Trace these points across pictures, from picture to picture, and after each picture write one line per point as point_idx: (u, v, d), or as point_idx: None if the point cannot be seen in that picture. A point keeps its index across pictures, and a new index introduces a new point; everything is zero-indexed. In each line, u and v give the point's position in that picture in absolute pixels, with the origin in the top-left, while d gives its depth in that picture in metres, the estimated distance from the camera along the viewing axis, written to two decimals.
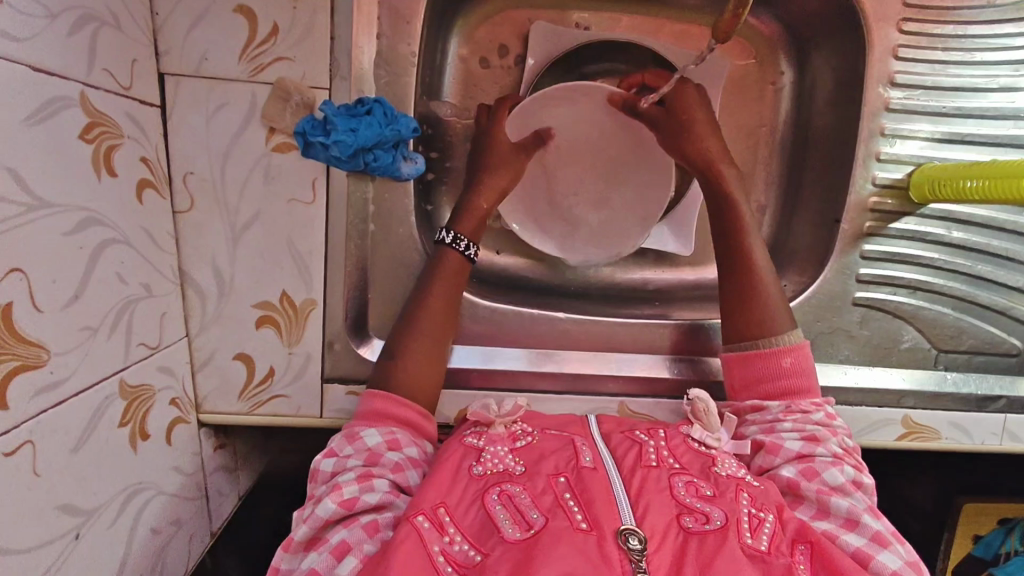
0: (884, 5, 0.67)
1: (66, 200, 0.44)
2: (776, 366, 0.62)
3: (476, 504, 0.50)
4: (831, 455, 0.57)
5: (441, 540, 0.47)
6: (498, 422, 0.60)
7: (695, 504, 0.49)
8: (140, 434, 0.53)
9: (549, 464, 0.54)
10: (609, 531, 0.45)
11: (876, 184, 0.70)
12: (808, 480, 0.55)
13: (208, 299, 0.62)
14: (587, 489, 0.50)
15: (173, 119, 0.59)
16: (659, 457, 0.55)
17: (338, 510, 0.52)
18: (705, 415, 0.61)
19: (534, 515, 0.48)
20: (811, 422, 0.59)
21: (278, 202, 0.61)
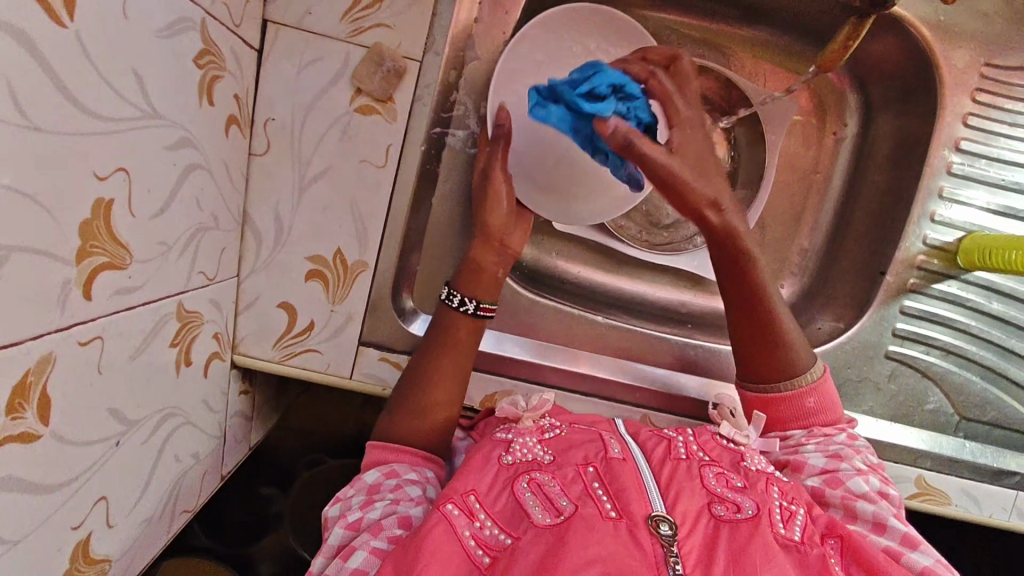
0: (960, 74, 0.69)
1: (172, 116, 0.45)
2: (803, 403, 0.62)
3: (507, 490, 0.52)
4: (855, 468, 0.58)
5: (471, 526, 0.49)
6: (526, 416, 0.60)
7: (726, 493, 0.53)
8: (184, 360, 0.53)
9: (579, 455, 0.56)
10: (639, 517, 0.48)
11: (926, 243, 0.72)
12: (832, 489, 0.57)
13: (264, 244, 0.63)
14: (617, 479, 0.52)
15: (267, 64, 0.60)
16: (687, 451, 0.58)
17: (347, 533, 0.53)
18: (731, 416, 0.65)
19: (564, 503, 0.50)
20: (835, 443, 0.61)
21: (351, 161, 0.63)
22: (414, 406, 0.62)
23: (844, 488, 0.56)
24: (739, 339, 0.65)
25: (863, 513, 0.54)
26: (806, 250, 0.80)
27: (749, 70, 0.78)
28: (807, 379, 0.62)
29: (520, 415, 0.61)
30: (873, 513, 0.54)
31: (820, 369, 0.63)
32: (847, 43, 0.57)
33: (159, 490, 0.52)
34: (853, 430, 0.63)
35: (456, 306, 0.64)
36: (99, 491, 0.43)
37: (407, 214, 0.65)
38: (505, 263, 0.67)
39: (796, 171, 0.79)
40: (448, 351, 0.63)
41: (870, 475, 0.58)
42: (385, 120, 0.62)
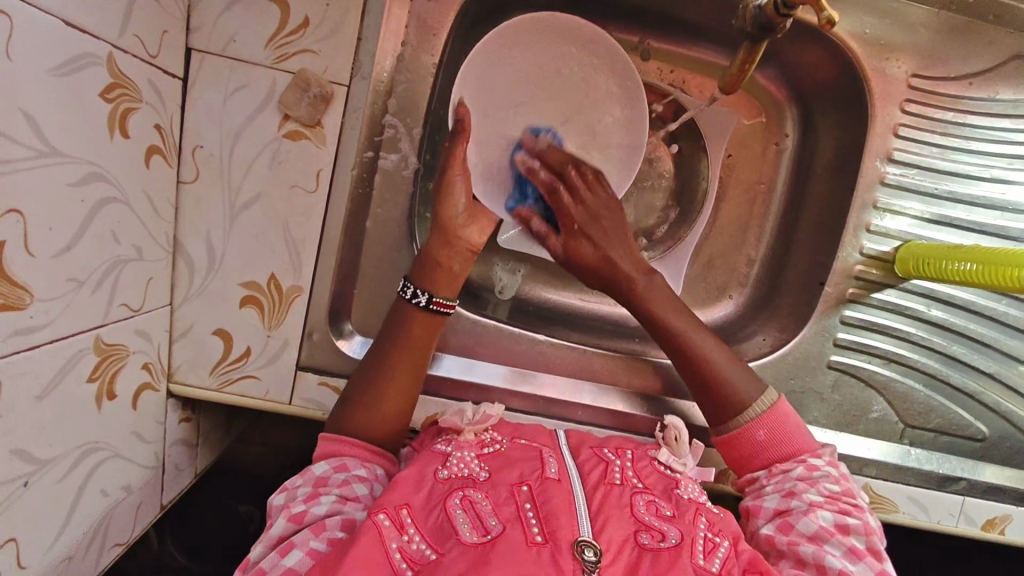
0: (889, 85, 0.70)
1: (75, 151, 0.45)
2: (753, 439, 0.64)
3: (439, 507, 0.53)
4: (805, 504, 0.58)
5: (399, 539, 0.50)
6: (468, 429, 0.61)
7: (653, 521, 0.53)
8: (107, 393, 0.53)
9: (514, 473, 0.56)
10: (564, 543, 0.49)
11: (863, 253, 0.72)
12: (784, 534, 0.57)
13: (196, 272, 0.63)
14: (548, 501, 0.52)
15: (191, 93, 0.60)
16: (623, 477, 0.58)
17: (289, 525, 0.53)
18: (674, 442, 0.65)
19: (493, 523, 0.50)
20: (790, 479, 0.61)
21: (281, 186, 0.63)
22: (364, 405, 0.61)
23: (794, 533, 0.57)
24: (692, 384, 0.67)
25: (808, 556, 0.54)
26: (752, 260, 0.80)
27: (687, 82, 0.78)
28: (754, 413, 0.64)
29: (461, 427, 0.62)
30: (813, 555, 0.54)
31: (769, 399, 0.64)
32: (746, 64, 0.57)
33: (81, 525, 0.52)
34: (815, 457, 0.63)
35: (410, 299, 0.64)
36: (6, 532, 0.43)
37: (341, 237, 0.65)
38: (457, 257, 0.66)
39: (741, 184, 0.79)
40: (407, 351, 0.63)
41: (820, 510, 0.57)
42: (315, 144, 0.62)
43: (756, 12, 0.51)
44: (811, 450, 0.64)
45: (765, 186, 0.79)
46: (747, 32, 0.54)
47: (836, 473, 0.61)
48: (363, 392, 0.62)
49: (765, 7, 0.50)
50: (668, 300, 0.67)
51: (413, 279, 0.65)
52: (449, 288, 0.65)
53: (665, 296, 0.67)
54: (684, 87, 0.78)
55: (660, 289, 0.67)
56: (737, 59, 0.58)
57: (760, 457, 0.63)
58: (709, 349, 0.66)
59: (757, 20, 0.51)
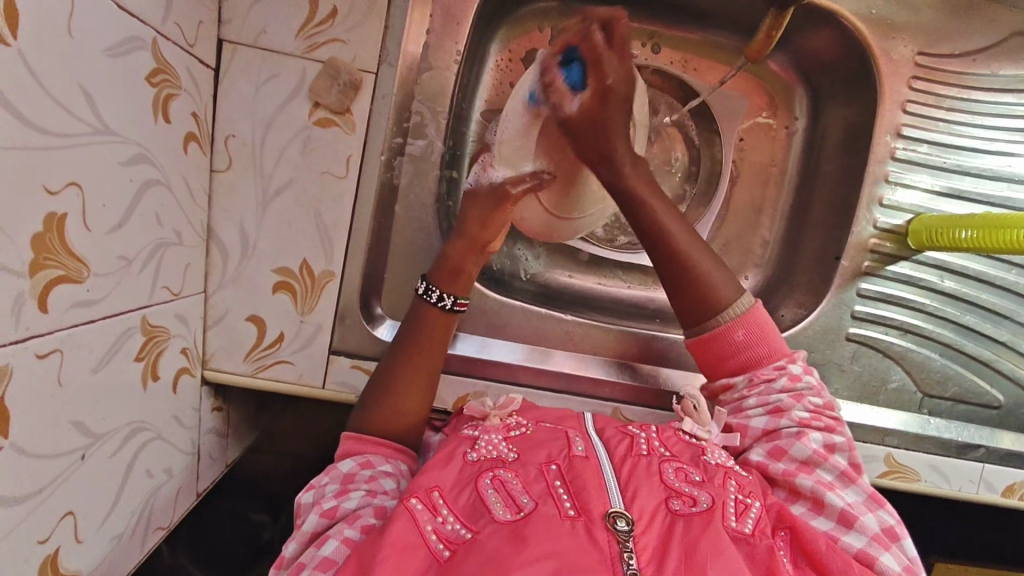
0: (896, 63, 0.72)
1: (125, 132, 0.46)
2: (732, 339, 0.64)
3: (470, 486, 0.54)
4: (795, 425, 0.61)
5: (433, 520, 0.51)
6: (493, 414, 0.63)
7: (683, 488, 0.54)
8: (151, 375, 0.54)
9: (542, 453, 0.57)
10: (597, 515, 0.49)
11: (877, 227, 0.74)
12: (776, 461, 0.60)
13: (230, 259, 0.64)
14: (578, 477, 0.53)
15: (223, 83, 0.61)
16: (649, 447, 0.59)
17: (321, 520, 0.54)
18: (694, 410, 0.65)
19: (524, 499, 0.51)
20: (774, 391, 0.63)
21: (312, 172, 0.64)
22: (381, 415, 0.61)
23: (787, 459, 0.60)
24: (665, 278, 0.66)
25: (805, 488, 0.58)
26: (767, 241, 0.82)
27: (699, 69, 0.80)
28: (733, 313, 0.64)
29: (486, 413, 0.63)
30: (812, 488, 0.57)
31: (747, 302, 0.65)
32: (769, 33, 0.60)
33: (129, 506, 0.52)
34: (794, 364, 0.65)
35: (436, 302, 0.65)
36: (66, 504, 0.43)
37: (371, 222, 0.67)
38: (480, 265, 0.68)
39: (753, 166, 0.81)
40: (420, 354, 0.63)
41: (809, 432, 0.60)
42: (344, 131, 0.64)
43: None
44: (787, 355, 0.65)
45: (777, 168, 0.81)
46: None
47: (816, 384, 0.65)
48: (382, 396, 0.62)
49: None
50: (673, 211, 0.65)
51: (434, 282, 0.66)
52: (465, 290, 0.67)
53: (654, 191, 0.64)
54: (696, 75, 0.80)
55: (651, 183, 0.64)
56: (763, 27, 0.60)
57: (735, 357, 0.65)
58: (688, 244, 0.65)
59: None
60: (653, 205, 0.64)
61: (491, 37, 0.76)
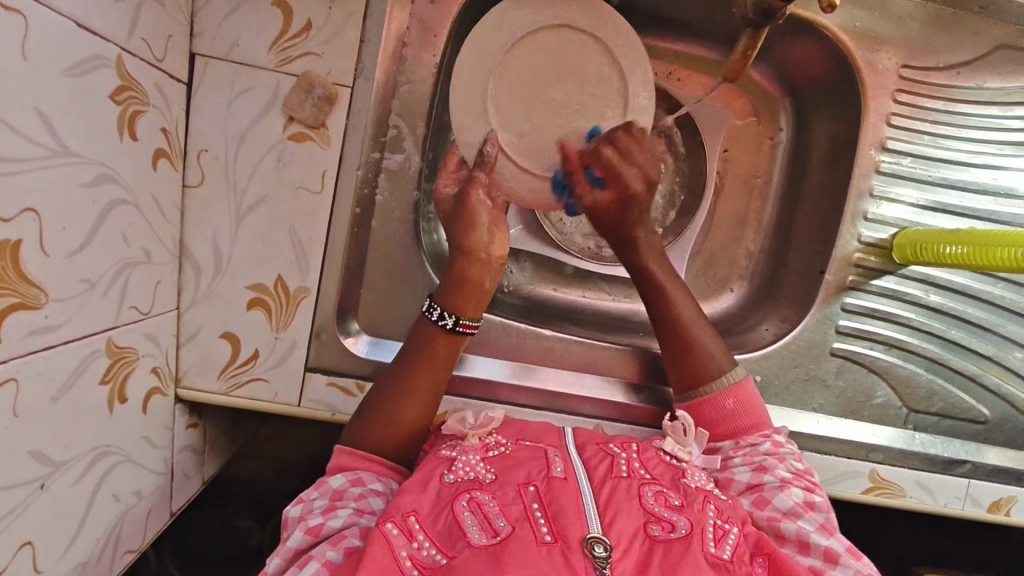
0: (881, 76, 0.71)
1: (87, 152, 0.45)
2: (720, 407, 0.67)
3: (447, 510, 0.52)
4: (777, 480, 0.61)
5: (409, 546, 0.50)
6: (472, 434, 0.60)
7: (662, 512, 0.53)
8: (118, 397, 0.53)
9: (521, 474, 0.56)
10: (574, 540, 0.49)
11: (862, 241, 0.73)
12: (761, 509, 0.59)
13: (203, 276, 0.63)
14: (556, 500, 0.52)
15: (195, 97, 0.60)
16: (630, 469, 0.58)
17: (306, 538, 0.53)
18: (683, 431, 0.64)
19: (501, 524, 0.50)
20: (758, 453, 0.64)
21: (286, 188, 0.63)
22: (378, 423, 0.61)
23: (770, 509, 0.59)
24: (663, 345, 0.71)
25: (790, 531, 0.56)
26: (752, 253, 0.81)
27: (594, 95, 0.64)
28: (722, 382, 0.67)
29: (465, 432, 0.61)
30: (796, 531, 0.56)
31: (739, 373, 0.68)
32: (746, 52, 0.58)
33: (95, 531, 0.51)
34: (779, 435, 0.66)
35: (437, 321, 0.63)
36: (23, 535, 0.42)
37: (347, 238, 0.66)
38: (489, 275, 0.66)
39: (738, 178, 0.80)
40: (424, 369, 0.63)
41: (792, 487, 0.60)
42: (320, 146, 0.63)
43: None
44: (772, 427, 0.67)
45: (762, 179, 0.81)
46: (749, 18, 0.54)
47: (797, 453, 0.65)
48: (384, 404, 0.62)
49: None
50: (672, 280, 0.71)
51: (437, 299, 0.65)
52: (473, 308, 0.66)
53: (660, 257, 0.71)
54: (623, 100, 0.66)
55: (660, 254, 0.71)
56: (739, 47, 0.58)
57: (722, 424, 0.66)
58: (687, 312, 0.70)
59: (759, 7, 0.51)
60: (655, 273, 0.71)
61: None
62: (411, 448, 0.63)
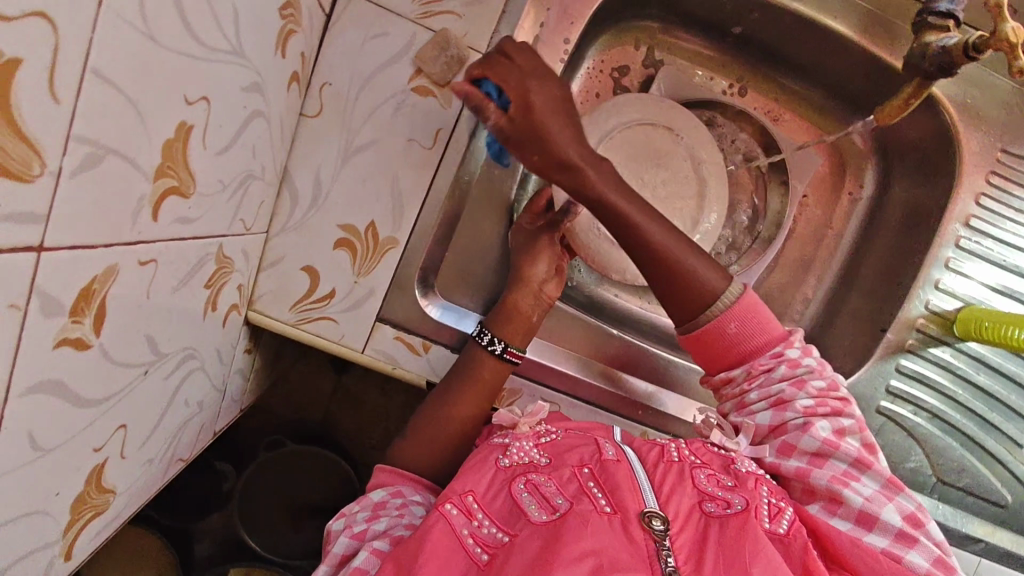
0: (979, 152, 0.73)
1: (253, 55, 0.45)
2: (726, 332, 0.62)
3: (505, 490, 0.54)
4: (798, 415, 0.60)
5: (470, 524, 0.51)
6: (523, 423, 0.62)
7: (716, 492, 0.54)
8: (211, 305, 0.53)
9: (574, 456, 0.57)
10: (633, 513, 0.50)
11: (927, 307, 0.75)
12: (788, 458, 0.60)
13: (299, 205, 0.64)
14: (612, 478, 0.53)
15: (332, 31, 0.61)
16: (680, 454, 0.59)
17: (350, 543, 0.54)
18: (718, 425, 0.64)
19: (559, 501, 0.52)
20: (774, 381, 0.62)
21: (398, 138, 0.64)
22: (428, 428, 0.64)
23: (798, 455, 0.59)
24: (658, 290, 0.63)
25: (820, 485, 0.57)
26: (809, 298, 0.83)
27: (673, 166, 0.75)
28: (722, 305, 0.62)
29: (516, 421, 0.62)
30: (827, 486, 0.57)
31: (736, 290, 0.62)
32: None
33: (163, 432, 0.51)
34: (791, 349, 0.63)
35: (486, 345, 0.65)
36: (121, 418, 0.42)
37: (444, 198, 0.66)
38: (539, 309, 0.68)
39: (808, 224, 0.83)
40: (474, 389, 0.64)
41: (815, 421, 0.60)
42: (439, 104, 0.64)
43: (941, 53, 0.58)
44: (783, 340, 0.63)
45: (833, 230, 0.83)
46: (924, 70, 0.61)
47: (820, 361, 0.64)
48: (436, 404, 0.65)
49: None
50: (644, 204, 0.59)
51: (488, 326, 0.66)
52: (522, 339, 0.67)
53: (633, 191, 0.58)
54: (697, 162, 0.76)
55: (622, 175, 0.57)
56: (901, 95, 0.64)
57: (739, 350, 0.63)
58: (667, 243, 0.60)
59: (942, 61, 0.58)
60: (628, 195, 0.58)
61: (594, 41, 0.77)
62: (470, 418, 0.64)
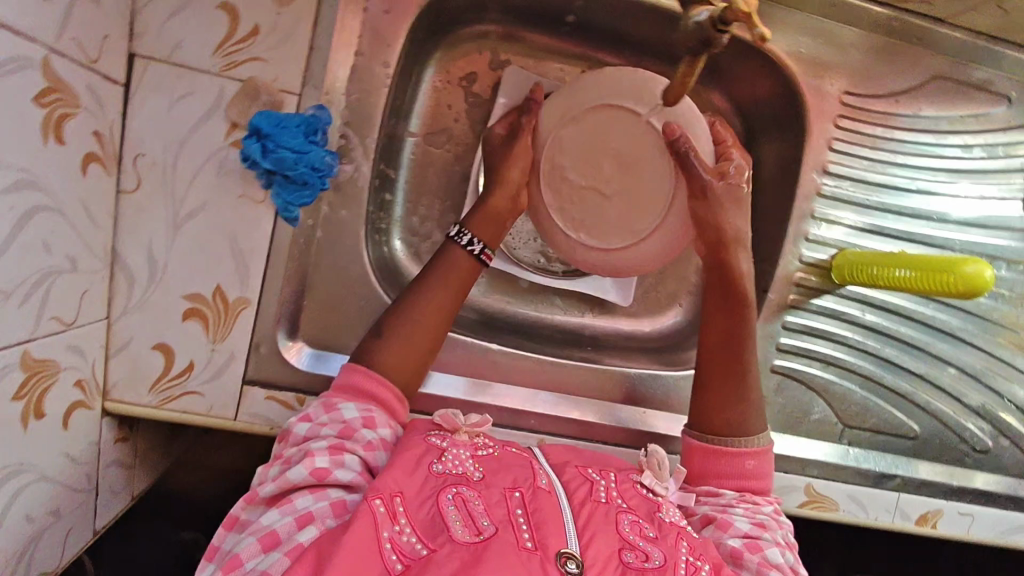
0: (825, 101, 0.73)
1: (4, 154, 0.43)
2: (741, 464, 0.64)
3: (431, 499, 0.51)
4: (775, 538, 0.58)
5: (391, 528, 0.48)
6: (463, 430, 0.61)
7: (637, 541, 0.52)
8: (34, 412, 0.50)
9: (507, 478, 0.55)
10: (552, 552, 0.48)
11: (803, 260, 0.75)
12: (751, 552, 0.56)
13: (136, 285, 0.60)
14: (539, 510, 0.52)
15: (134, 99, 0.58)
16: (608, 496, 0.57)
17: (308, 476, 0.52)
18: (656, 467, 0.63)
19: (485, 522, 0.49)
20: (760, 511, 0.61)
21: (228, 198, 0.60)
22: (394, 346, 0.62)
23: (761, 555, 0.56)
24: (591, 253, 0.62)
25: None
26: None
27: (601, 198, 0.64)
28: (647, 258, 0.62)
29: (457, 426, 0.61)
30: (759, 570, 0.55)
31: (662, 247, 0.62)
32: (682, 80, 0.48)
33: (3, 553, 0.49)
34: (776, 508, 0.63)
35: (466, 245, 0.66)
36: None
37: (290, 247, 0.63)
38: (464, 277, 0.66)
39: None
40: (438, 291, 0.65)
41: (788, 553, 0.58)
42: None
43: None
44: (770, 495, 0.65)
45: None
46: None
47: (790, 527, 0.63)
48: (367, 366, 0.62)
49: (703, 22, 0.41)
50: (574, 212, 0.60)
51: (467, 227, 0.66)
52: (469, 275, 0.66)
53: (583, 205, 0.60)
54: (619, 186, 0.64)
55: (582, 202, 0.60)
56: None
57: (735, 479, 0.64)
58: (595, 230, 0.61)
59: None
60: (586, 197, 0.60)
61: (432, 52, 0.74)
62: None
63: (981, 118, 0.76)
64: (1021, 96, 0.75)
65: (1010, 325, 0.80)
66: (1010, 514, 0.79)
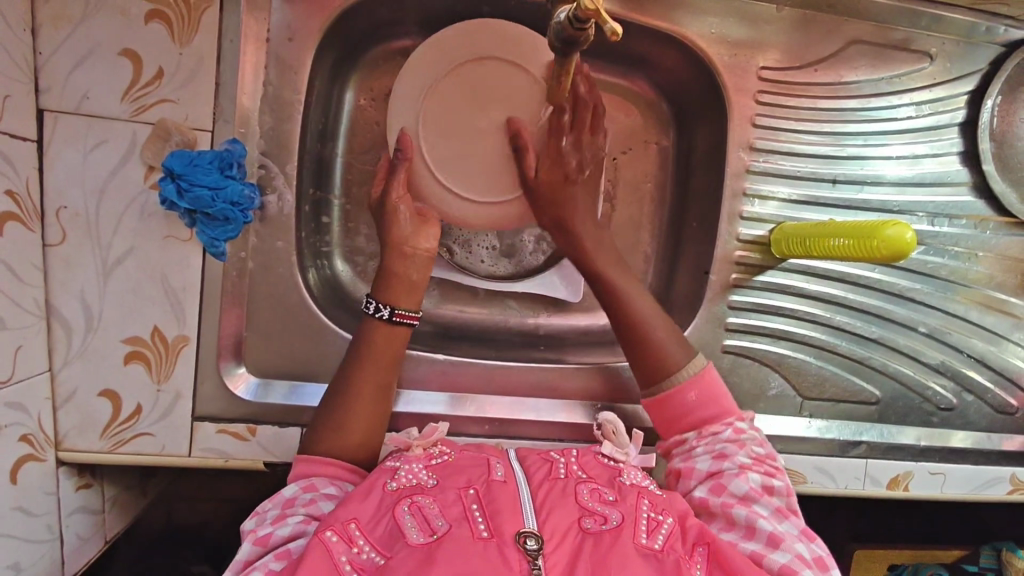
0: (743, 78, 0.73)
1: None
2: (684, 398, 0.63)
3: (388, 515, 0.49)
4: (736, 466, 0.59)
5: (349, 551, 0.47)
6: (417, 445, 0.58)
7: (596, 507, 0.51)
8: None
9: (462, 478, 0.53)
10: (508, 536, 0.46)
11: (741, 239, 0.75)
12: (716, 496, 0.57)
13: (74, 334, 0.62)
14: (494, 500, 0.49)
15: (48, 154, 0.59)
16: (567, 472, 0.55)
17: (254, 548, 0.51)
18: (613, 434, 0.63)
19: (439, 523, 0.47)
20: (720, 441, 0.61)
21: (153, 238, 0.62)
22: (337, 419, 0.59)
23: (726, 494, 0.57)
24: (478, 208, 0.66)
25: (740, 518, 0.55)
26: (648, 256, 0.82)
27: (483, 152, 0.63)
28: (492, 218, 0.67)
29: (410, 443, 0.59)
30: (743, 517, 0.55)
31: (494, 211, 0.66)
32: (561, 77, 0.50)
33: None
34: (739, 422, 0.63)
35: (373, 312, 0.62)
36: None
37: (223, 281, 0.65)
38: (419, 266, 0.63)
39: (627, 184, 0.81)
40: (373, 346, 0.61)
41: (750, 471, 0.58)
42: None
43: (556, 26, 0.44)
44: (734, 414, 0.64)
45: (651, 184, 0.82)
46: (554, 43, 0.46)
47: (761, 437, 0.63)
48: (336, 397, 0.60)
49: (563, 21, 0.43)
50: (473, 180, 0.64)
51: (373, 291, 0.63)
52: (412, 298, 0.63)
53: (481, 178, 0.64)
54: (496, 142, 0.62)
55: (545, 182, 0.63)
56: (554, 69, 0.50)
57: (689, 416, 0.63)
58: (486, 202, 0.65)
59: (560, 35, 0.44)
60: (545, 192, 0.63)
61: (352, 73, 0.75)
62: None
63: (906, 78, 0.76)
64: (941, 51, 0.76)
65: (962, 280, 0.79)
66: (982, 468, 0.78)
